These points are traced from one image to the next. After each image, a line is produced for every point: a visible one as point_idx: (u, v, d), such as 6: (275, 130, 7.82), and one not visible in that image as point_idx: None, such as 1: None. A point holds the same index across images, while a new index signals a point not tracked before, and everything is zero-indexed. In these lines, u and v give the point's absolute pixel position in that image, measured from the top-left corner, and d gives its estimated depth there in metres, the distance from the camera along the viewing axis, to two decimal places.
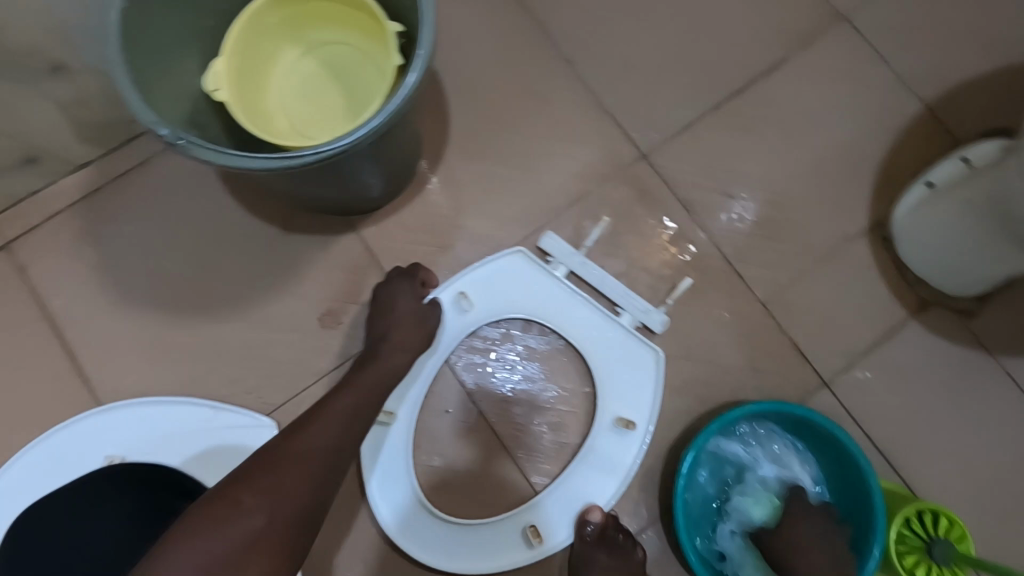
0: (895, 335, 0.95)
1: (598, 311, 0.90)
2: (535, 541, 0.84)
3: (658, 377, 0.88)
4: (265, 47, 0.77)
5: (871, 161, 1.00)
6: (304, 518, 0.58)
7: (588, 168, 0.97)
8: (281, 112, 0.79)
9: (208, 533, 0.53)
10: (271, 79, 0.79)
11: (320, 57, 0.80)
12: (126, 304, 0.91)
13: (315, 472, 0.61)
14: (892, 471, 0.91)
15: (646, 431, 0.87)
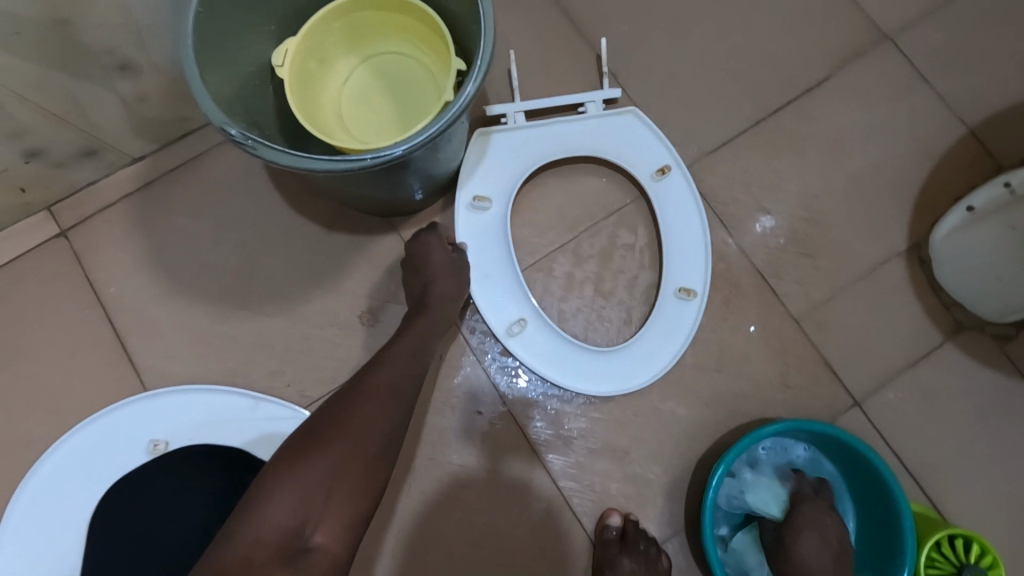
0: (929, 357, 0.95)
1: (573, 119, 0.96)
2: (689, 295, 0.92)
3: (674, 160, 0.96)
4: (330, 48, 0.82)
5: (910, 183, 1.00)
6: (384, 439, 0.63)
7: (625, 181, 1.00)
8: (337, 114, 0.85)
9: (299, 463, 0.58)
10: (331, 80, 0.84)
11: (380, 68, 0.86)
12: (175, 293, 0.95)
13: (379, 412, 0.65)
14: (921, 493, 0.91)
15: (681, 170, 0.96)
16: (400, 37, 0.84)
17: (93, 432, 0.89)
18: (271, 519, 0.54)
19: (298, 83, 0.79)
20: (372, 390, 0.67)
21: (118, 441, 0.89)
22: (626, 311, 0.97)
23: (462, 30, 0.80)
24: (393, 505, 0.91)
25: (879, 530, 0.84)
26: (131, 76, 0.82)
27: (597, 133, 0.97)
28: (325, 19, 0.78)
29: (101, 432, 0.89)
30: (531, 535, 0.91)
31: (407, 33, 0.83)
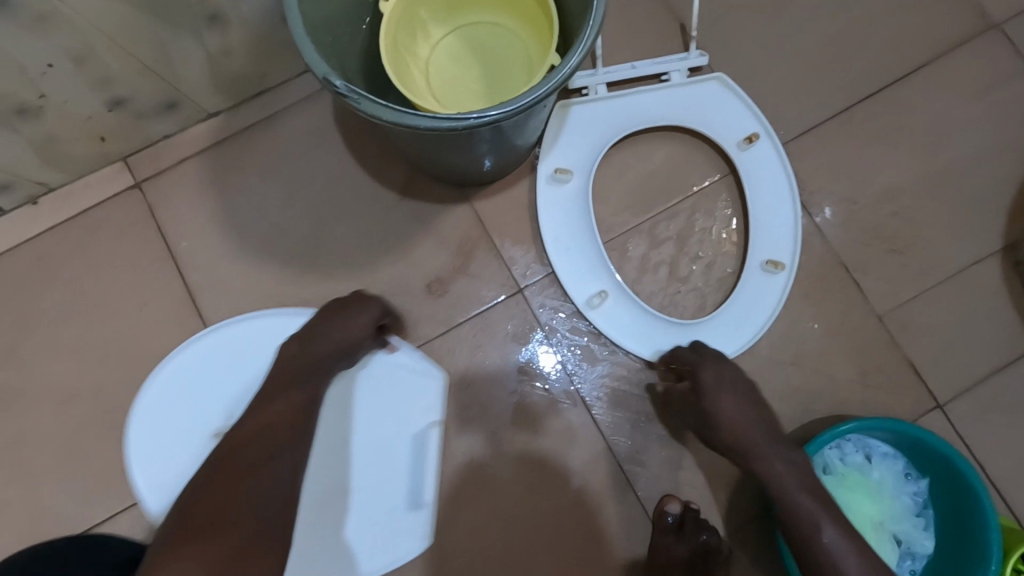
0: (1018, 365, 0.90)
1: (658, 88, 0.95)
2: (776, 269, 0.90)
3: (765, 132, 0.93)
4: (432, 9, 0.81)
5: (1009, 181, 0.95)
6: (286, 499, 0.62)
7: (710, 159, 0.97)
8: (421, 74, 0.82)
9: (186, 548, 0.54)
10: (426, 42, 0.83)
11: (479, 40, 0.84)
12: (244, 251, 0.95)
13: (267, 465, 0.64)
14: (1001, 504, 0.87)
15: (770, 138, 0.93)
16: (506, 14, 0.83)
17: (193, 361, 0.88)
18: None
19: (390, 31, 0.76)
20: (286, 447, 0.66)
21: (216, 370, 0.88)
22: (702, 295, 0.94)
23: (569, 5, 0.78)
24: (453, 478, 0.90)
25: (963, 539, 0.79)
26: (220, 29, 0.82)
27: (683, 103, 0.95)
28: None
29: (196, 362, 0.88)
30: (591, 518, 0.89)
31: (515, 10, 0.82)
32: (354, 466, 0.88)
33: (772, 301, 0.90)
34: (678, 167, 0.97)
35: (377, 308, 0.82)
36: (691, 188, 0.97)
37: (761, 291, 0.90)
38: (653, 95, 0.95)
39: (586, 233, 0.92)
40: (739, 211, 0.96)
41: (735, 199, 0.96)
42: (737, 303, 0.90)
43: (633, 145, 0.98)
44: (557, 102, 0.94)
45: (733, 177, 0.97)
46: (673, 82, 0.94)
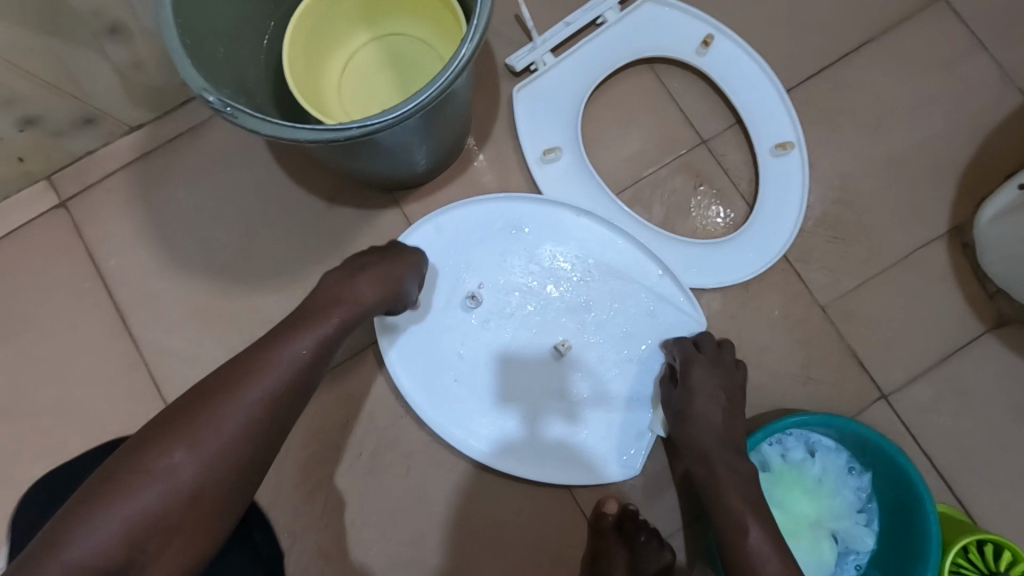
0: (967, 350, 0.88)
1: (599, 32, 0.92)
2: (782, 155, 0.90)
3: (723, 33, 0.92)
4: (341, 19, 0.79)
5: (957, 160, 0.92)
6: (231, 477, 0.54)
7: (647, 151, 0.94)
8: (338, 88, 0.81)
9: (112, 494, 0.49)
10: (340, 53, 0.81)
11: (395, 45, 0.82)
12: (173, 267, 0.93)
13: (281, 376, 0.58)
14: (949, 496, 0.85)
15: (726, 37, 0.92)
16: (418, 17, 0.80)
17: (471, 216, 0.89)
18: (88, 537, 0.47)
19: (298, 52, 0.75)
20: (299, 347, 0.60)
21: (486, 235, 0.89)
22: (702, 225, 0.93)
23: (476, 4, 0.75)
24: (392, 488, 0.89)
25: (902, 535, 0.77)
26: (123, 41, 0.79)
27: (630, 36, 0.92)
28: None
29: (495, 230, 0.89)
30: (532, 524, 0.89)
31: (426, 15, 0.79)
32: (478, 406, 0.87)
33: (792, 212, 0.89)
34: (658, 104, 0.95)
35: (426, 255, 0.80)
36: (642, 174, 0.94)
37: (777, 176, 0.90)
38: (602, 37, 0.92)
39: (601, 197, 0.90)
40: (702, 189, 0.94)
41: (711, 169, 0.94)
42: (754, 228, 0.89)
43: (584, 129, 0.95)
44: (513, 92, 0.92)
45: (706, 145, 0.94)
46: (610, 21, 0.92)
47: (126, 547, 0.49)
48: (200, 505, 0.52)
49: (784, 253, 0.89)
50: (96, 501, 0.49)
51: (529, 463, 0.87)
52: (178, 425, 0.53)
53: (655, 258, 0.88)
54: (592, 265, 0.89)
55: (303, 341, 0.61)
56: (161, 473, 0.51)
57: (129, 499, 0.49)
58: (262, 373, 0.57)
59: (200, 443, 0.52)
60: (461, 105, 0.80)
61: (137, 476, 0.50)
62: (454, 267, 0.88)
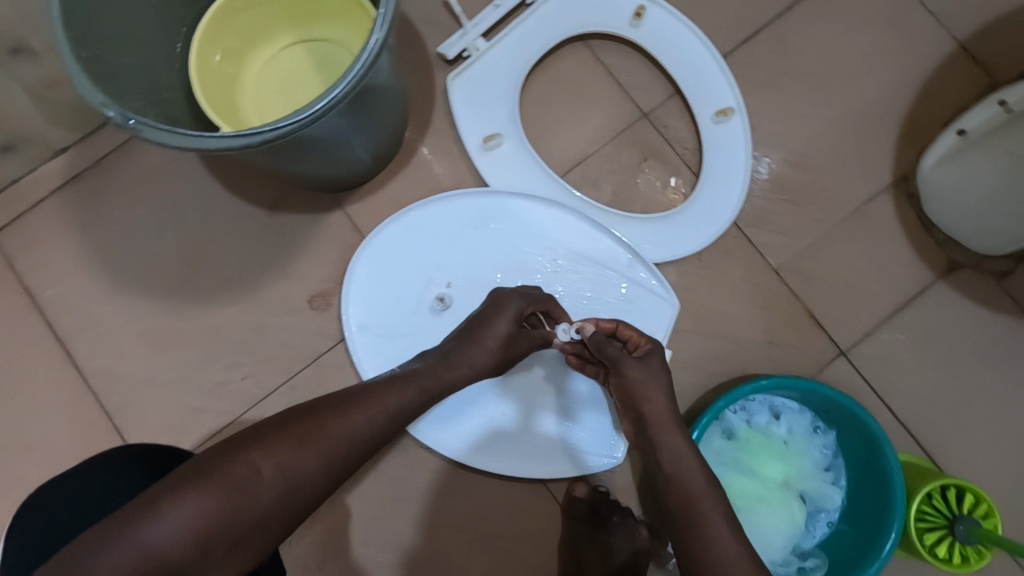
0: (921, 299, 0.88)
1: (530, 12, 0.90)
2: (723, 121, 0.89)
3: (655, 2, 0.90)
4: (257, 26, 0.76)
5: (898, 111, 0.92)
6: (299, 512, 0.54)
7: (590, 128, 0.93)
8: (257, 93, 0.78)
9: (200, 489, 0.48)
10: (257, 57, 0.78)
11: (315, 42, 0.79)
12: (115, 291, 0.90)
13: (367, 422, 0.60)
14: (914, 446, 0.85)
15: (658, 6, 0.90)
16: (333, 14, 0.76)
17: (436, 215, 0.87)
18: (165, 525, 0.45)
19: (209, 66, 0.73)
20: (389, 399, 0.64)
21: (445, 232, 0.87)
22: (652, 199, 0.92)
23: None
24: (363, 494, 0.88)
25: (868, 489, 0.78)
26: (28, 61, 0.78)
27: (562, 13, 0.90)
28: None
29: (458, 228, 0.87)
30: (506, 515, 0.88)
31: (342, 15, 0.76)
32: (485, 410, 0.86)
33: (739, 177, 0.88)
34: (597, 80, 0.94)
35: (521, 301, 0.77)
36: (586, 153, 0.93)
37: (721, 143, 0.89)
38: (533, 16, 0.90)
39: (544, 179, 0.89)
40: (648, 162, 0.92)
41: (655, 142, 0.93)
42: (701, 198, 0.88)
43: (524, 112, 0.93)
44: (447, 81, 0.90)
45: (648, 118, 0.93)
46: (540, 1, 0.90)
47: (197, 549, 0.47)
48: (265, 527, 0.51)
49: (734, 220, 0.89)
50: (181, 492, 0.47)
51: (522, 460, 0.86)
52: (269, 440, 0.53)
53: (623, 244, 0.86)
54: (561, 255, 0.87)
55: (392, 395, 0.64)
56: (246, 480, 0.50)
57: (214, 499, 0.48)
58: (350, 415, 0.60)
59: (285, 463, 0.53)
60: (391, 97, 0.77)
61: (229, 475, 0.50)
62: (422, 269, 0.87)
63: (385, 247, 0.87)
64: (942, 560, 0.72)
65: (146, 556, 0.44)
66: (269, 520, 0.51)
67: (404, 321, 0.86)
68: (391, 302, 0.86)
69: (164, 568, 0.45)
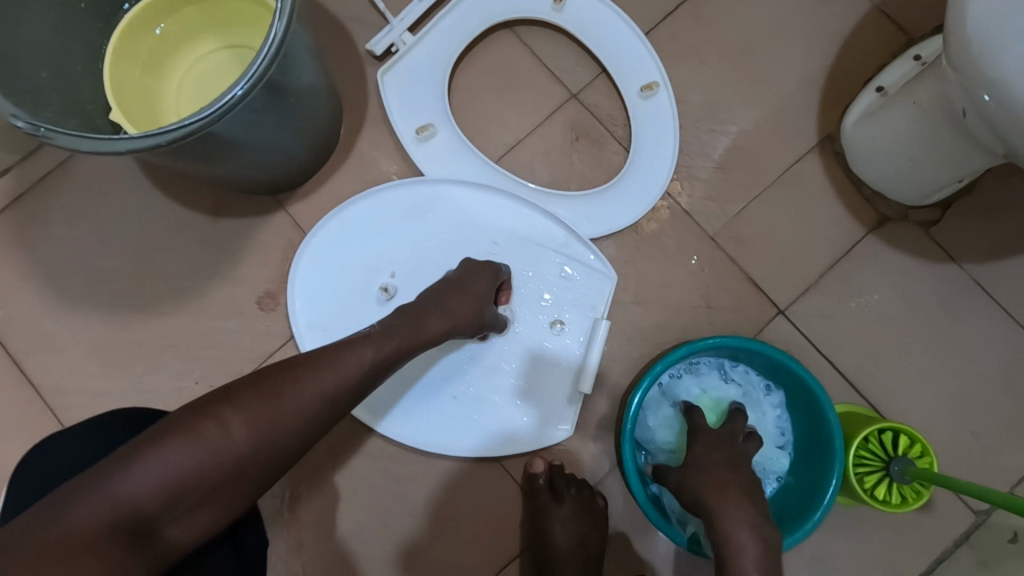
0: (854, 254, 0.90)
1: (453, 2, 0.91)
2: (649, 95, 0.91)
3: None
4: (174, 36, 0.78)
5: (819, 74, 0.94)
6: (275, 468, 0.56)
7: (522, 113, 0.95)
8: (181, 102, 0.80)
9: (171, 443, 0.50)
10: (177, 67, 0.80)
11: (234, 49, 0.81)
12: (66, 307, 0.91)
13: (343, 382, 0.61)
14: (855, 396, 0.87)
15: None
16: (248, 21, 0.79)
17: (374, 207, 0.88)
18: (134, 477, 0.47)
19: (129, 78, 0.75)
20: (363, 356, 0.64)
21: (384, 223, 0.88)
22: (586, 177, 0.94)
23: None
24: (322, 488, 0.88)
25: (813, 438, 0.80)
26: None
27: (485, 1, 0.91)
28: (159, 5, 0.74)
29: (396, 220, 0.89)
30: (466, 496, 0.89)
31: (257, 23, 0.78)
32: (454, 406, 0.86)
33: (669, 149, 0.90)
34: (525, 66, 0.96)
35: (490, 278, 0.82)
36: (519, 138, 0.94)
37: (649, 117, 0.91)
38: (456, 6, 0.91)
39: (478, 165, 0.90)
40: (579, 142, 0.94)
41: (586, 121, 0.95)
42: (633, 173, 0.90)
43: (456, 102, 0.95)
44: (377, 77, 0.91)
45: (577, 99, 0.95)
46: None
47: (169, 498, 0.49)
48: (237, 481, 0.53)
49: (666, 191, 0.91)
50: (151, 446, 0.49)
51: (498, 448, 0.87)
52: (241, 398, 0.54)
53: (559, 222, 0.88)
54: (500, 238, 0.89)
55: (366, 350, 0.65)
56: (216, 437, 0.51)
57: (181, 453, 0.50)
58: (324, 373, 0.60)
59: (255, 420, 0.54)
60: (317, 98, 0.79)
61: (201, 430, 0.51)
62: (363, 262, 0.88)
63: (326, 243, 0.88)
64: (881, 501, 0.75)
65: (115, 506, 0.46)
66: (242, 471, 0.53)
67: (343, 310, 0.87)
68: (334, 295, 0.87)
69: (135, 517, 0.47)
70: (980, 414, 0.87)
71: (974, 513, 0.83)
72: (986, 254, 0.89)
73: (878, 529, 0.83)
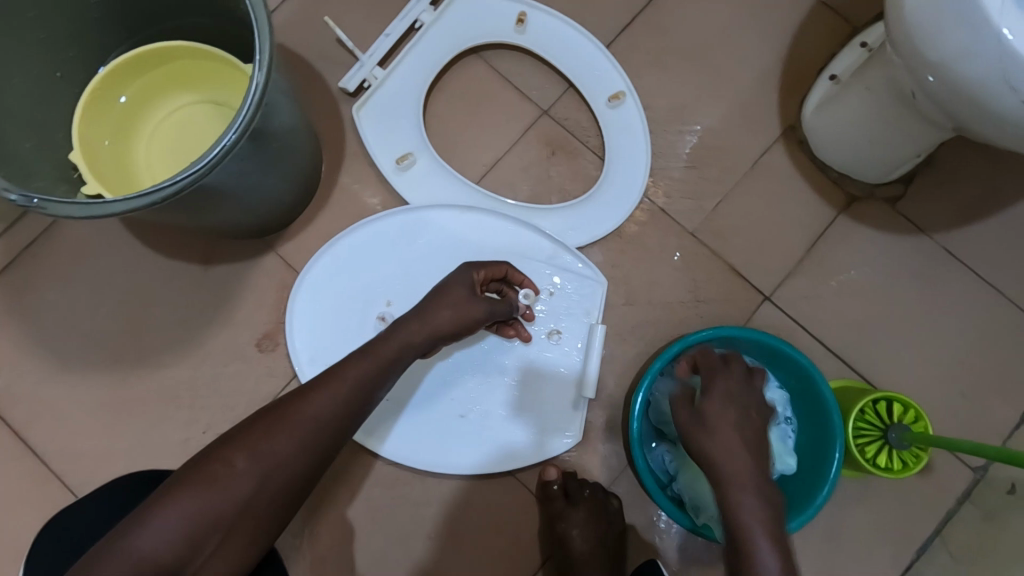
0: (828, 235, 0.94)
1: (419, 33, 0.94)
2: (616, 104, 0.94)
3: (533, 5, 0.95)
4: (139, 100, 0.80)
5: (774, 68, 0.99)
6: (287, 493, 0.59)
7: (498, 134, 0.98)
8: (151, 148, 0.82)
9: (180, 495, 0.53)
10: (145, 129, 0.82)
11: (200, 107, 0.83)
12: (62, 372, 0.91)
13: (339, 398, 0.62)
14: (847, 369, 0.91)
15: (537, 8, 0.95)
16: (226, 81, 0.80)
17: (365, 239, 0.90)
18: (153, 530, 0.51)
19: (98, 143, 0.76)
20: (352, 369, 0.64)
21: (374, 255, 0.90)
22: (565, 188, 0.97)
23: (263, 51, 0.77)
24: (340, 521, 0.89)
25: (812, 417, 0.83)
26: None
27: (451, 31, 0.94)
28: (136, 60, 0.75)
29: (385, 250, 0.90)
30: (483, 512, 0.90)
31: (222, 80, 0.80)
32: (456, 429, 0.88)
33: (642, 152, 0.94)
34: (496, 88, 0.99)
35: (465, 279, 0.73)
36: (496, 158, 0.97)
37: (618, 125, 0.94)
38: (423, 38, 0.94)
39: (460, 189, 0.93)
40: (556, 155, 0.97)
41: (559, 135, 0.98)
42: (610, 180, 0.93)
43: (431, 129, 0.97)
44: (353, 113, 0.93)
45: (549, 114, 0.98)
46: (427, 23, 0.94)
47: (190, 544, 0.53)
48: (255, 514, 0.57)
49: (644, 193, 0.94)
50: (162, 501, 0.53)
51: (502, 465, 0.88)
52: (242, 438, 0.58)
53: (544, 234, 0.91)
54: (490, 256, 0.91)
55: (353, 367, 0.64)
56: (221, 479, 0.55)
57: (192, 499, 0.54)
58: (320, 394, 0.62)
59: (256, 451, 0.57)
60: (297, 137, 0.80)
61: (206, 476, 0.55)
62: (358, 296, 0.89)
63: (320, 281, 0.89)
64: (884, 468, 0.78)
65: (139, 559, 0.50)
66: (255, 504, 0.56)
67: (341, 346, 0.88)
68: (331, 332, 0.88)
69: (162, 567, 0.51)
70: (964, 375, 0.91)
71: (972, 469, 0.86)
72: (949, 222, 0.93)
73: (884, 497, 0.86)
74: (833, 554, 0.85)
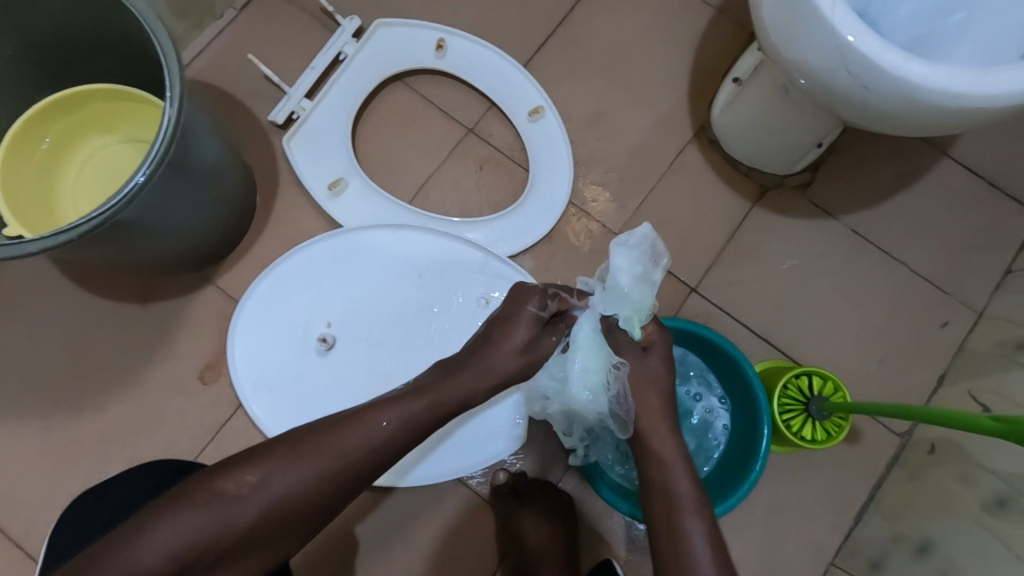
0: (745, 225, 0.99)
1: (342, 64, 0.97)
2: (536, 118, 0.99)
3: (449, 30, 1.00)
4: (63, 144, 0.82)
5: (683, 74, 1.05)
6: (291, 529, 0.56)
7: (425, 155, 1.01)
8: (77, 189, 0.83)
9: (185, 510, 0.51)
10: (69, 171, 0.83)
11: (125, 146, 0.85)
12: (4, 422, 0.90)
13: (373, 440, 0.59)
14: (773, 351, 0.96)
15: (454, 34, 1.00)
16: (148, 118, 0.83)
17: (302, 263, 0.92)
18: (151, 543, 0.50)
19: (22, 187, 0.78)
20: (392, 413, 0.60)
21: (310, 278, 0.92)
22: (495, 201, 1.01)
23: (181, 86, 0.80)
24: None
25: (741, 398, 0.87)
26: None
27: (373, 61, 0.98)
28: (55, 104, 0.78)
29: (323, 272, 0.92)
30: (436, 522, 0.91)
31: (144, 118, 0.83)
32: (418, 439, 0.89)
33: (564, 161, 0.98)
34: (420, 111, 1.03)
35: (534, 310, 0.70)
36: (426, 178, 1.01)
37: (540, 137, 0.99)
38: (347, 68, 0.97)
39: (391, 208, 0.96)
40: (484, 170, 1.01)
41: (486, 151, 1.02)
42: (536, 191, 0.97)
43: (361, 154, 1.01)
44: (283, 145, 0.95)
45: (474, 132, 1.02)
46: (350, 55, 0.98)
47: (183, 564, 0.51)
48: (254, 544, 0.54)
49: (569, 200, 0.99)
50: (165, 513, 0.51)
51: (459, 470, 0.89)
52: (259, 459, 0.55)
53: (474, 245, 0.94)
54: (424, 271, 0.93)
55: (393, 411, 0.60)
56: (226, 504, 0.53)
57: (193, 520, 0.51)
58: (353, 430, 0.58)
59: (270, 478, 0.54)
60: (224, 170, 0.83)
61: (213, 497, 0.53)
62: (298, 320, 0.91)
63: (258, 308, 0.91)
64: (809, 440, 0.82)
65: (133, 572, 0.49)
66: (254, 535, 0.54)
67: (283, 369, 0.90)
68: (273, 357, 0.90)
69: None
70: (881, 346, 0.96)
71: (897, 434, 0.91)
72: (855, 205, 1.00)
73: (818, 469, 0.90)
74: (774, 527, 0.88)
